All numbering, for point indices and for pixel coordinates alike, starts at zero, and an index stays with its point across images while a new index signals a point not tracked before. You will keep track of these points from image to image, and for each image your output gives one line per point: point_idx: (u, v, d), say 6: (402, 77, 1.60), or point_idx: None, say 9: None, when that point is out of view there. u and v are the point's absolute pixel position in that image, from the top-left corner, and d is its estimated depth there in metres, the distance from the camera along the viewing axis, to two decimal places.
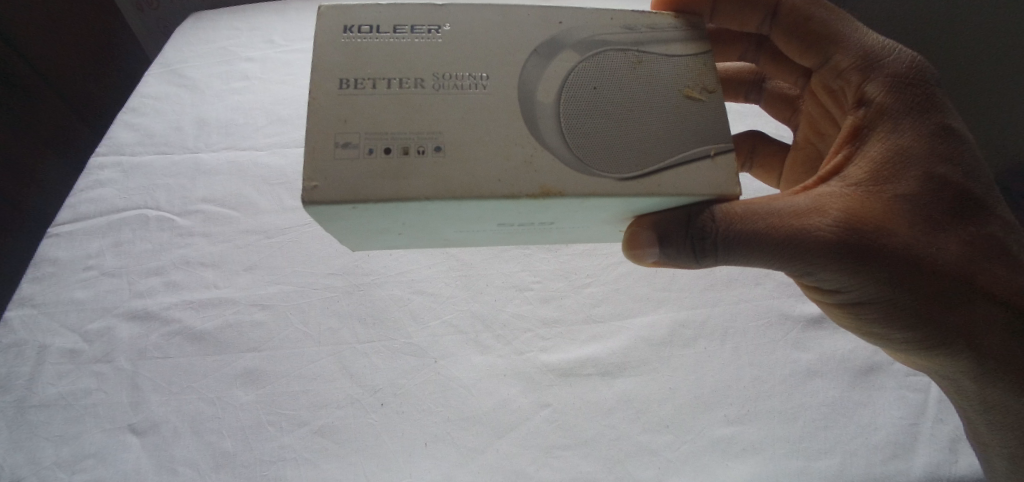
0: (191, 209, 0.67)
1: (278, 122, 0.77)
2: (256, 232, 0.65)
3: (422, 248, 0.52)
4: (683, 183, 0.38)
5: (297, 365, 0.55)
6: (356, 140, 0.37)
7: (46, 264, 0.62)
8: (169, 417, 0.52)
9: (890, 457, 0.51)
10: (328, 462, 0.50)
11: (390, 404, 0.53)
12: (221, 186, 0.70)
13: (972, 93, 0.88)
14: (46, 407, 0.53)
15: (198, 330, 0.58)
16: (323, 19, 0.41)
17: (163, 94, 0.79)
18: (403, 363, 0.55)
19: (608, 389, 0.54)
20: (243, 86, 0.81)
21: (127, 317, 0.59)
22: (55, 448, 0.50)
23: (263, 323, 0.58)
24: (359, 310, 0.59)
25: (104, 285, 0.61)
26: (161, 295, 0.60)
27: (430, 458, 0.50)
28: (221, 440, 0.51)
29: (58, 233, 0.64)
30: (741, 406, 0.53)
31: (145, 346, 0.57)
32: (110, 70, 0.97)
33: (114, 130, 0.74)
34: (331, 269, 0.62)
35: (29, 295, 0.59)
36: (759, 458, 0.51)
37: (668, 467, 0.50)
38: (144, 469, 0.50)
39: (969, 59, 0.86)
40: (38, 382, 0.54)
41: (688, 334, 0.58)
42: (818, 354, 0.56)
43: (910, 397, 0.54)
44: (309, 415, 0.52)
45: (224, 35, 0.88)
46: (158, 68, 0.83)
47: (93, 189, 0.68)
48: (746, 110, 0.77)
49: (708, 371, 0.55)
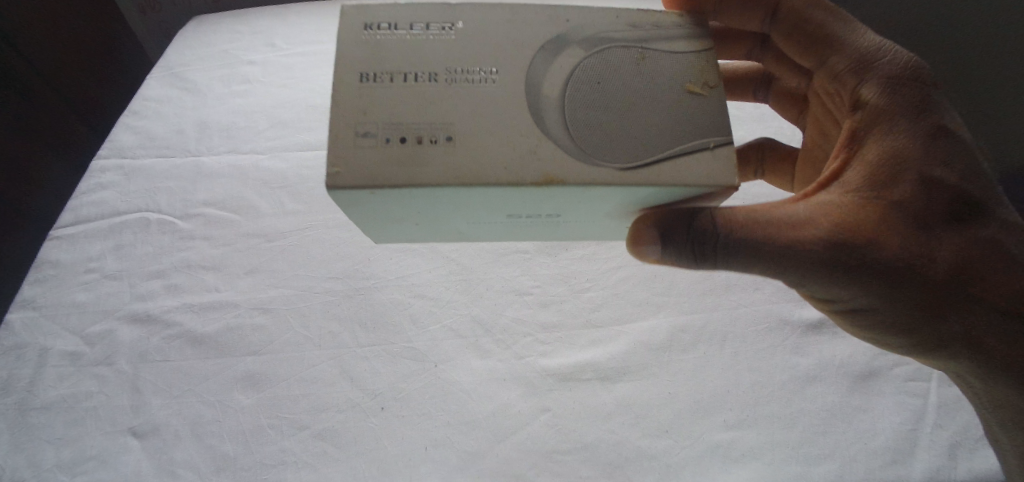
0: (191, 212, 0.68)
1: (280, 125, 0.77)
2: (256, 235, 0.66)
3: (434, 243, 0.52)
4: (703, 174, 0.38)
5: (297, 368, 0.55)
6: (374, 130, 0.37)
7: (48, 267, 0.62)
8: (170, 421, 0.52)
9: (889, 463, 0.51)
10: (328, 466, 0.50)
11: (389, 408, 0.53)
12: (221, 189, 0.70)
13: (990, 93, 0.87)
14: (47, 409, 0.53)
15: (199, 333, 0.58)
16: (345, 15, 0.41)
17: (165, 97, 0.80)
18: (403, 367, 0.56)
19: (607, 394, 0.54)
20: (245, 89, 0.82)
21: (127, 319, 0.59)
22: (56, 451, 0.51)
23: (264, 326, 0.58)
24: (358, 313, 0.59)
25: (105, 288, 0.61)
26: (162, 298, 0.61)
27: (430, 462, 0.50)
28: (222, 444, 0.51)
29: (60, 236, 0.65)
30: (740, 411, 0.53)
31: (146, 349, 0.57)
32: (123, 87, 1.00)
33: (116, 133, 0.75)
34: (331, 273, 0.62)
35: (30, 297, 0.60)
36: (759, 463, 0.51)
37: (667, 471, 0.50)
38: (145, 472, 0.50)
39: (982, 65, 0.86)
40: (39, 385, 0.54)
41: (687, 340, 0.58)
42: (817, 360, 0.56)
43: (909, 403, 0.54)
44: (310, 419, 0.52)
45: (225, 38, 0.89)
46: (159, 71, 0.84)
47: (95, 192, 0.69)
48: (743, 116, 0.77)
49: (707, 377, 0.56)
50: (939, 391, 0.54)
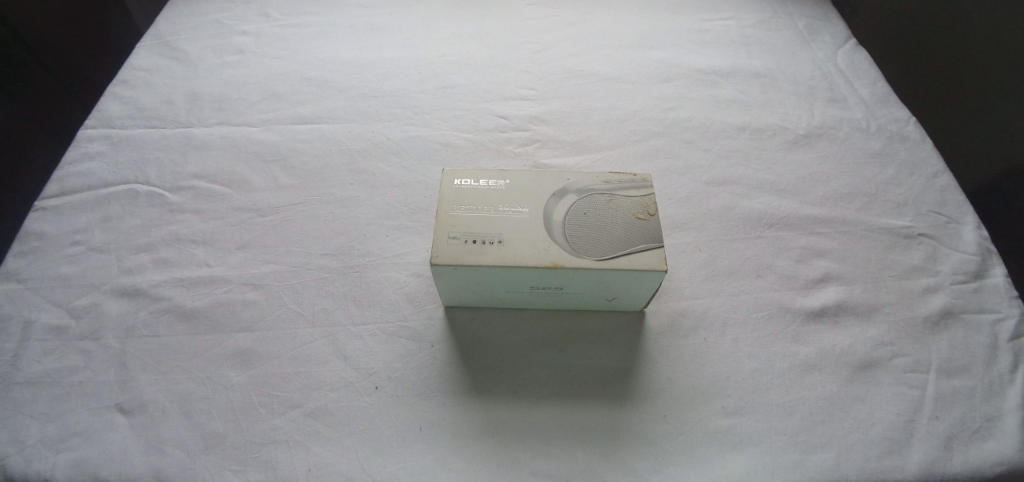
0: (182, 185, 0.66)
1: (274, 98, 0.77)
2: (248, 210, 0.64)
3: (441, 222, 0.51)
4: None
5: (290, 346, 0.54)
6: None
7: (33, 239, 0.60)
8: (158, 397, 0.51)
9: (886, 453, 0.49)
10: (319, 446, 0.48)
11: (384, 388, 0.52)
12: (212, 163, 0.68)
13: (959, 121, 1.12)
14: (30, 384, 0.51)
15: (189, 308, 0.56)
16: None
17: (155, 66, 0.80)
18: (399, 347, 0.54)
19: (606, 378, 0.53)
20: (237, 60, 0.82)
21: (114, 293, 0.57)
22: (39, 426, 0.49)
23: (256, 302, 0.57)
24: (352, 291, 0.58)
25: (92, 261, 0.59)
26: (151, 272, 0.59)
27: (424, 444, 0.49)
28: (210, 421, 0.49)
29: (46, 207, 0.63)
30: (740, 397, 0.52)
31: (133, 324, 0.55)
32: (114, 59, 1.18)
33: (104, 102, 0.74)
34: (326, 250, 0.61)
35: (14, 269, 0.58)
36: (759, 449, 0.49)
37: (666, 457, 0.48)
38: (131, 450, 0.48)
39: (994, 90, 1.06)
40: (22, 359, 0.52)
41: (687, 325, 0.57)
42: (816, 348, 0.56)
43: (907, 394, 0.53)
44: (301, 398, 0.51)
45: (219, 7, 0.90)
46: (150, 40, 0.84)
47: (82, 162, 0.67)
48: (726, 104, 0.81)
49: (707, 362, 0.55)
50: (938, 383, 0.53)
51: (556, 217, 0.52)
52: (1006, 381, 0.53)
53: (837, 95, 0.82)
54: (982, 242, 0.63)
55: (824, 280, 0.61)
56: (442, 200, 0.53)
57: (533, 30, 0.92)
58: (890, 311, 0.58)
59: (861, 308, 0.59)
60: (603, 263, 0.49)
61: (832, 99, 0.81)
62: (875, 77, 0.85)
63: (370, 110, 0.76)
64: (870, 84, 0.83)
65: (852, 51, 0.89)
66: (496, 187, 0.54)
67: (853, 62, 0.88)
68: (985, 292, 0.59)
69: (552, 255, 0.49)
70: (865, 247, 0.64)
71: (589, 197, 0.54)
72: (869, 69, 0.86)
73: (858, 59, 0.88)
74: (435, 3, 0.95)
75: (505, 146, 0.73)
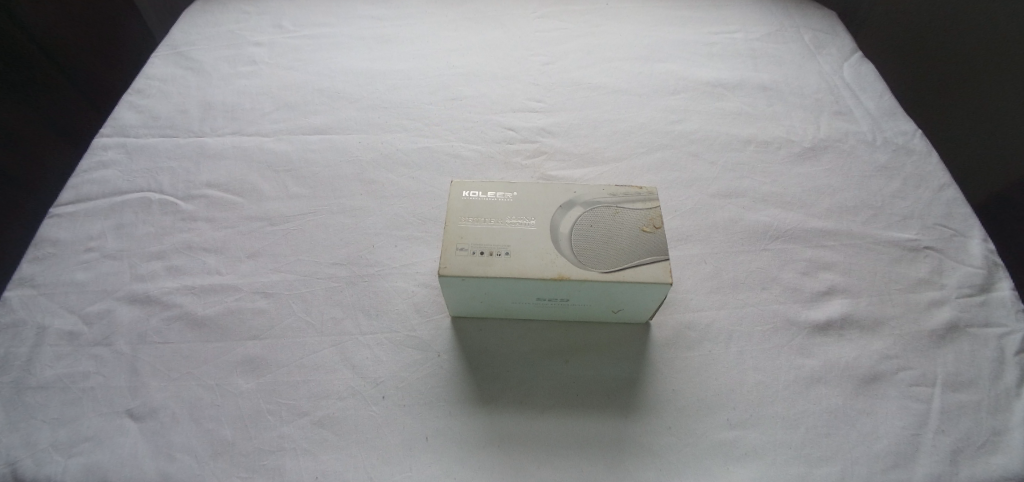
0: (193, 193, 0.67)
1: (286, 107, 0.78)
2: (259, 219, 0.65)
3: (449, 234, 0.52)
4: None
5: (297, 354, 0.55)
6: None
7: (48, 245, 0.61)
8: (169, 403, 0.51)
9: (892, 467, 0.49)
10: (325, 453, 0.49)
11: (390, 398, 0.52)
12: (224, 172, 0.70)
13: (964, 120, 1.13)
14: (43, 388, 0.52)
15: (199, 315, 0.57)
16: None
17: (169, 76, 0.81)
18: (406, 356, 0.55)
19: (610, 388, 0.54)
20: (251, 70, 0.83)
21: (127, 299, 0.58)
22: (52, 430, 0.49)
23: (266, 311, 0.58)
24: (360, 300, 0.59)
25: (105, 268, 0.60)
26: (163, 279, 0.60)
27: (430, 452, 0.49)
28: (220, 428, 0.50)
29: (61, 213, 0.64)
30: (745, 410, 0.52)
31: (145, 331, 0.56)
32: (129, 67, 1.21)
33: (119, 111, 0.75)
34: (335, 259, 0.62)
35: (29, 275, 0.59)
36: (764, 462, 0.49)
37: (670, 468, 0.49)
38: (141, 455, 0.48)
39: (997, 93, 1.07)
40: (35, 364, 0.53)
41: (692, 337, 0.58)
42: (822, 362, 0.56)
43: (912, 408, 0.53)
44: (309, 406, 0.51)
45: (233, 19, 0.92)
46: (165, 50, 0.86)
47: (96, 170, 0.68)
48: (731, 117, 0.81)
49: (712, 374, 0.55)
50: (943, 397, 0.53)
51: (562, 228, 0.53)
52: (1013, 396, 0.53)
53: (844, 108, 0.82)
54: (988, 255, 0.64)
55: (830, 293, 0.61)
56: (451, 212, 0.53)
57: (541, 42, 0.93)
58: (896, 324, 0.58)
59: (867, 321, 0.59)
60: (609, 275, 0.50)
61: (838, 111, 0.82)
62: (881, 89, 0.85)
63: (381, 120, 0.78)
64: (876, 97, 0.84)
65: (858, 64, 0.90)
66: (504, 198, 0.55)
67: (860, 74, 0.88)
68: (991, 305, 0.59)
69: (559, 266, 0.50)
70: (871, 260, 0.64)
71: (596, 210, 0.55)
72: (875, 82, 0.87)
73: (864, 71, 0.89)
74: (445, 14, 0.97)
75: (512, 157, 0.74)
